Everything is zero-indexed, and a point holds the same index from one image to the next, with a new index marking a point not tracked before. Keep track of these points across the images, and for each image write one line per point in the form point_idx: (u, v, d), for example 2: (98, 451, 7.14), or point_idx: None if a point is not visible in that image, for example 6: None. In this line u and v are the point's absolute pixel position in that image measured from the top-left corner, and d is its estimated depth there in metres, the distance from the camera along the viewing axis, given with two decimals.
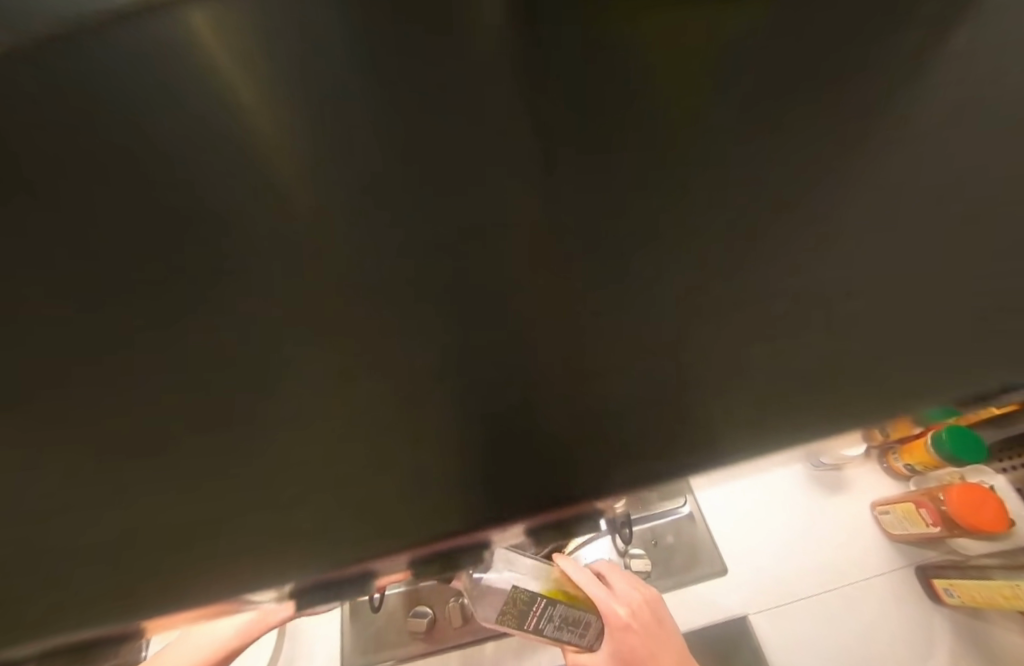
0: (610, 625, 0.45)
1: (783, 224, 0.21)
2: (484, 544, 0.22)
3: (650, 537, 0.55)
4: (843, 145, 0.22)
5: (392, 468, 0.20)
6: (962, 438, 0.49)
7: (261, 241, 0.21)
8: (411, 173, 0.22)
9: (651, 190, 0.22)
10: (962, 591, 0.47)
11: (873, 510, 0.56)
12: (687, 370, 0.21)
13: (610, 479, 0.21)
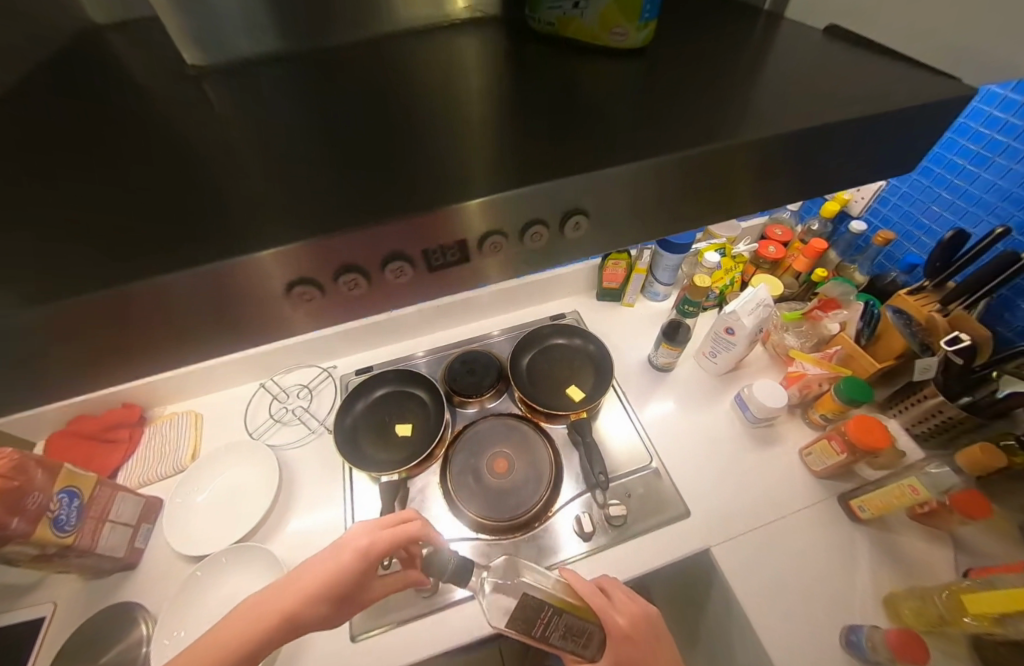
0: (613, 636, 0.50)
1: (696, 95, 0.26)
2: (385, 234, 0.21)
3: (624, 490, 0.65)
4: (732, 63, 0.28)
5: (295, 208, 0.21)
6: (857, 385, 0.63)
7: (242, 126, 0.25)
8: (388, 88, 0.28)
9: (578, 90, 0.28)
10: (869, 503, 0.59)
11: (800, 454, 0.68)
12: (586, 146, 0.24)
13: (508, 201, 0.22)
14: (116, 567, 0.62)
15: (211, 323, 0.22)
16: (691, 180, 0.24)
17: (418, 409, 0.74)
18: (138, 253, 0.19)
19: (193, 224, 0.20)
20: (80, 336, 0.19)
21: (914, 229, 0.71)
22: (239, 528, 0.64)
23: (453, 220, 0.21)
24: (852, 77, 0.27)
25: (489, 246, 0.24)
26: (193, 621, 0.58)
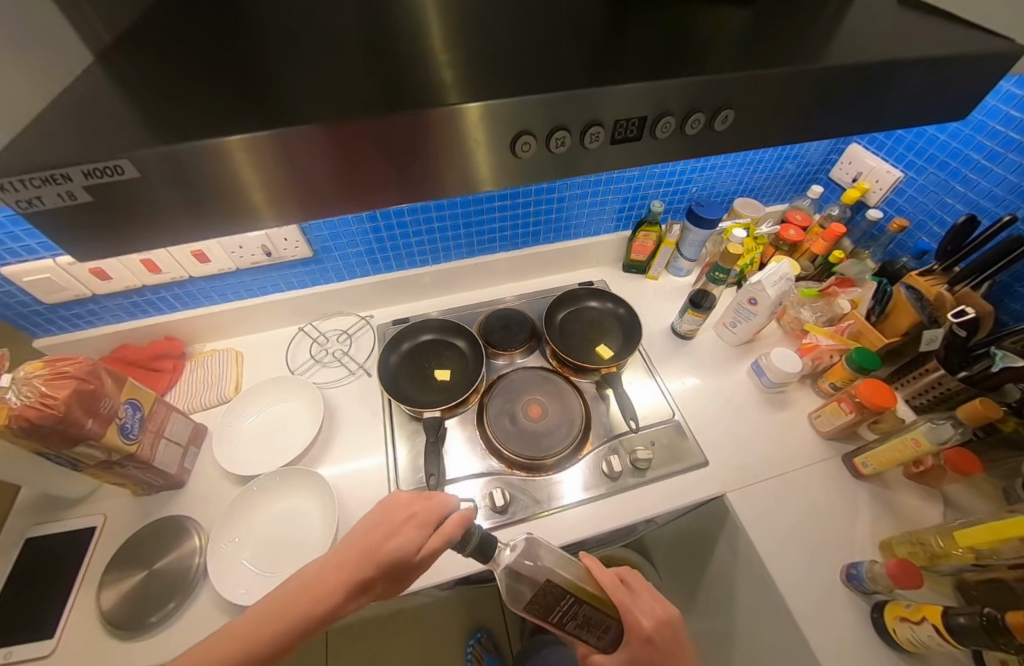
0: (632, 634, 0.45)
1: (777, 34, 0.30)
2: (454, 114, 0.24)
3: (647, 439, 0.70)
4: (808, 13, 0.32)
5: (390, 91, 0.24)
6: (867, 354, 0.68)
7: (385, 32, 0.29)
8: (505, 13, 0.31)
9: (668, 24, 0.31)
10: (873, 458, 0.65)
11: (810, 418, 0.74)
12: (636, 66, 0.27)
13: (560, 98, 0.25)
14: (167, 483, 0.65)
15: (426, 174, 0.26)
16: (729, 100, 0.27)
17: (456, 357, 0.78)
18: (366, 103, 0.23)
19: (410, 87, 0.24)
20: (308, 172, 0.23)
21: (925, 220, 0.77)
22: (289, 453, 0.68)
23: (642, 94, 0.26)
24: (924, 33, 0.31)
25: (659, 128, 0.28)
26: (245, 532, 0.61)
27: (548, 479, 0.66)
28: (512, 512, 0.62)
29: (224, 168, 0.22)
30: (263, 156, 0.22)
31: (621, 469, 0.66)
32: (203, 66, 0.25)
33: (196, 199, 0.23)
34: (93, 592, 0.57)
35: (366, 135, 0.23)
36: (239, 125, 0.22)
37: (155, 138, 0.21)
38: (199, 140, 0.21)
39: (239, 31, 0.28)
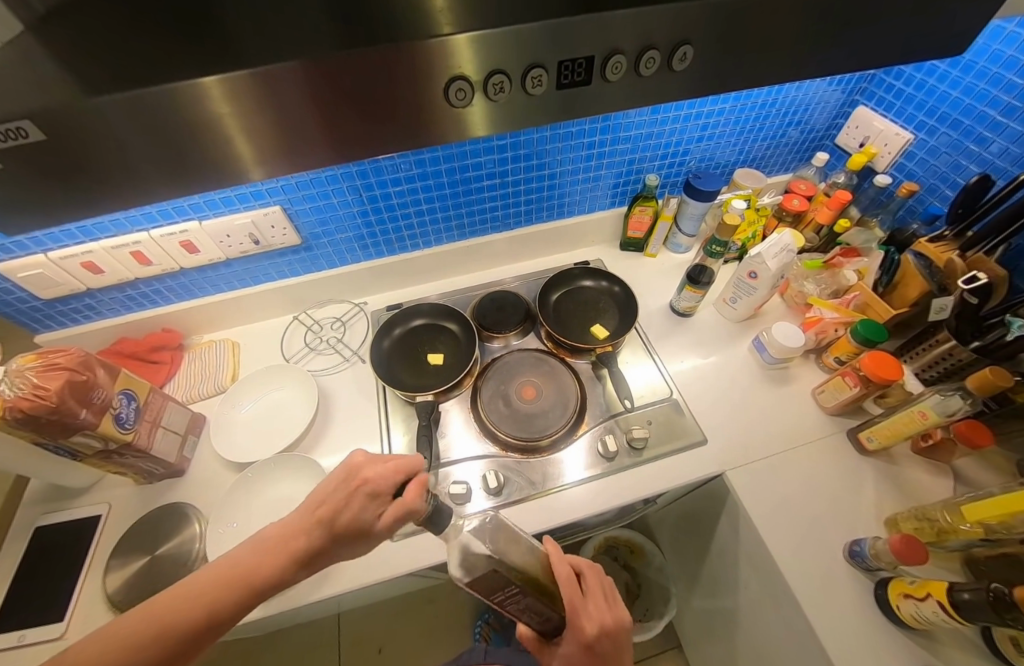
0: (575, 633, 0.45)
1: None
2: (396, 51, 0.21)
3: (644, 418, 0.69)
4: None
5: (329, 31, 0.22)
6: (872, 326, 0.66)
7: None
8: None
9: None
10: (877, 433, 0.63)
11: (813, 393, 0.72)
12: None
13: (509, 34, 0.23)
14: (168, 472, 0.66)
15: (369, 127, 0.24)
16: (700, 33, 0.25)
17: (450, 341, 0.77)
18: (292, 45, 0.21)
19: (341, 24, 0.22)
20: (242, 127, 0.22)
21: (934, 182, 0.73)
22: (285, 439, 0.69)
23: (590, 29, 0.23)
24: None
25: (610, 68, 0.26)
26: (246, 516, 0.62)
27: (543, 459, 0.65)
28: (507, 494, 0.62)
29: (145, 126, 0.21)
30: (177, 109, 0.20)
31: (617, 449, 0.64)
32: (141, 13, 0.24)
33: (124, 160, 0.22)
34: (101, 576, 0.59)
35: (288, 82, 0.21)
36: (165, 72, 0.20)
37: (85, 91, 0.19)
38: (112, 91, 0.19)
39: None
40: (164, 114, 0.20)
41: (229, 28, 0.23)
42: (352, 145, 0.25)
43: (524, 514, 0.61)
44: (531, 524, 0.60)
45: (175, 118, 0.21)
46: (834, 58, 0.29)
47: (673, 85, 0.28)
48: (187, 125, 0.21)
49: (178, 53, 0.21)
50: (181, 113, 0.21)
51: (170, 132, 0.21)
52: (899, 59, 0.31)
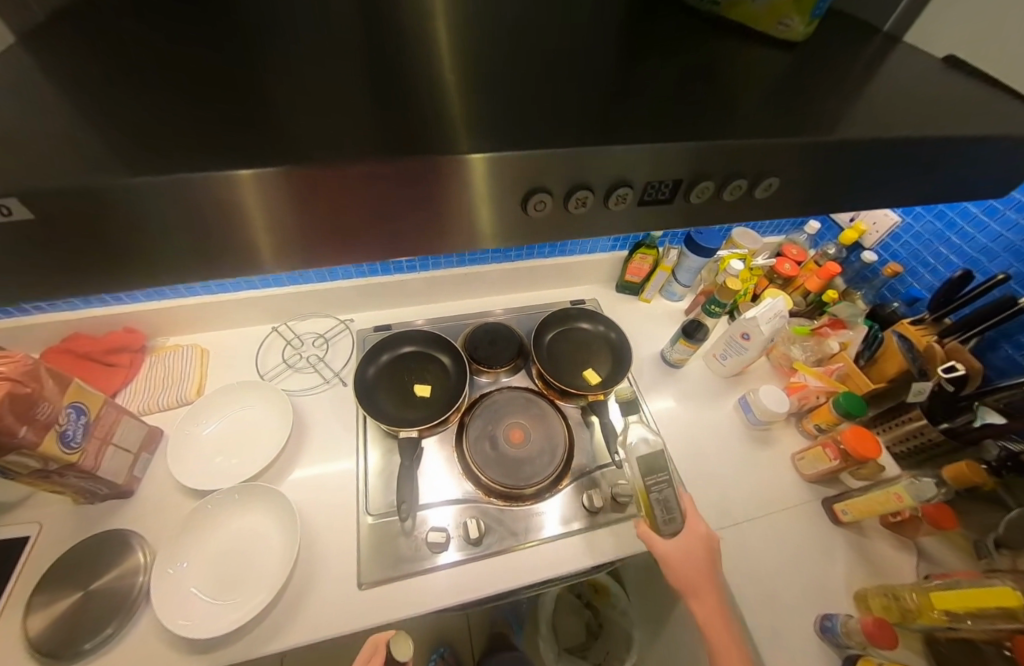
0: (691, 526, 0.58)
1: (808, 90, 0.28)
2: (465, 162, 0.21)
3: (631, 472, 0.68)
4: (843, 71, 0.30)
5: (388, 124, 0.21)
6: (854, 400, 0.68)
7: (386, 52, 0.26)
8: (519, 41, 0.28)
9: (696, 64, 0.29)
10: (852, 507, 0.64)
11: (793, 458, 0.73)
12: (663, 116, 0.25)
13: (595, 151, 0.22)
14: (113, 494, 0.60)
15: (421, 226, 0.23)
16: (773, 160, 0.25)
17: (439, 373, 0.74)
18: (343, 141, 0.20)
19: (389, 124, 0.21)
20: (285, 224, 0.21)
21: (918, 268, 0.77)
22: (247, 459, 0.64)
23: (684, 157, 0.24)
24: (949, 96, 0.30)
25: (696, 192, 0.26)
26: (198, 554, 0.56)
27: (527, 510, 0.63)
28: (485, 545, 0.60)
29: (174, 211, 0.19)
30: (208, 194, 0.19)
31: (601, 504, 0.63)
32: (171, 83, 0.22)
33: (134, 244, 0.20)
34: (17, 612, 0.52)
35: (348, 182, 0.20)
36: (202, 157, 0.19)
37: (110, 168, 0.18)
38: (137, 174, 0.18)
39: (218, 40, 0.26)
40: (189, 196, 0.19)
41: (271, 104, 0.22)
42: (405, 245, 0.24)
43: (502, 568, 0.59)
44: (506, 578, 0.58)
45: (202, 206, 0.19)
46: (866, 187, 0.29)
47: (743, 204, 0.28)
48: (214, 212, 0.19)
49: (216, 131, 0.20)
50: (211, 199, 0.19)
51: (193, 217, 0.19)
52: (927, 192, 0.31)
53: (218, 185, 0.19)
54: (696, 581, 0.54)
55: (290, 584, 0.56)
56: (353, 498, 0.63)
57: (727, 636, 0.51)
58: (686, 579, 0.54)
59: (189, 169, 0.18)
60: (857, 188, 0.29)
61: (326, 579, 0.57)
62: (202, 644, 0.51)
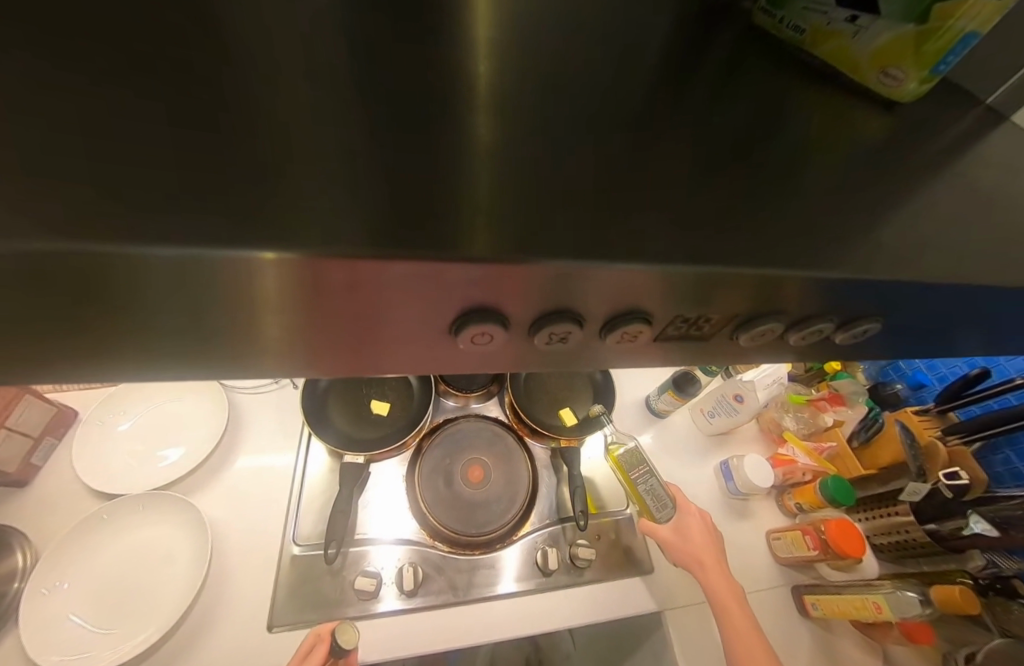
0: (683, 505, 0.61)
1: (852, 185, 0.24)
2: (501, 273, 0.20)
3: (596, 530, 0.62)
4: (901, 159, 0.26)
5: (397, 204, 0.19)
6: (842, 486, 0.63)
7: (377, 93, 0.23)
8: (532, 84, 0.25)
9: (733, 132, 0.25)
10: (824, 604, 0.59)
11: (768, 537, 0.68)
12: (685, 214, 0.22)
13: (636, 288, 0.22)
14: (1, 482, 0.51)
15: (450, 314, 0.22)
16: (805, 303, 0.24)
17: (401, 389, 0.67)
18: (334, 220, 0.19)
19: (385, 213, 0.19)
20: (304, 305, 0.20)
21: None
22: (184, 446, 0.58)
23: (727, 300, 0.24)
24: (1007, 222, 0.25)
25: (769, 333, 0.27)
26: (83, 574, 0.48)
27: (474, 562, 0.57)
28: (421, 596, 0.53)
29: (192, 286, 0.18)
30: (231, 275, 0.18)
31: (556, 566, 0.57)
32: (82, 112, 0.19)
33: (139, 303, 0.19)
34: None
35: (387, 276, 0.19)
36: (225, 227, 0.17)
37: (38, 225, 0.16)
38: (165, 244, 0.17)
39: (161, 48, 0.22)
40: (213, 266, 0.18)
41: (246, 157, 0.19)
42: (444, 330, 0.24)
43: (437, 624, 0.52)
44: (442, 639, 0.52)
45: (227, 282, 0.19)
46: (901, 303, 0.25)
47: (787, 338, 0.28)
48: (234, 284, 0.19)
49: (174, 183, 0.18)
50: (238, 270, 0.18)
51: (219, 282, 0.19)
52: (959, 315, 0.28)
53: (259, 264, 0.18)
54: (701, 553, 0.56)
55: (188, 619, 0.48)
56: (283, 509, 0.57)
57: (739, 609, 0.52)
58: (693, 557, 0.56)
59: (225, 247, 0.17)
60: (892, 303, 0.25)
61: (232, 617, 0.49)
62: None
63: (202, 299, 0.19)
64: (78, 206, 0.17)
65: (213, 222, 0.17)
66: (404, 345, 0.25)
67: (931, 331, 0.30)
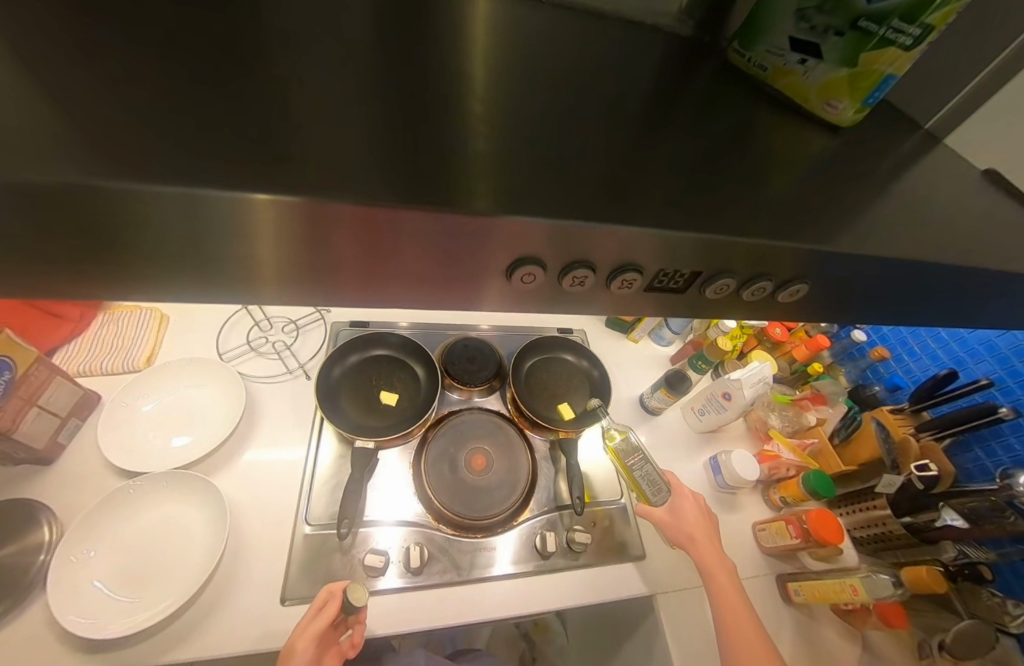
0: (678, 488, 0.65)
1: (816, 185, 0.28)
2: (489, 223, 0.22)
3: (591, 517, 0.66)
4: (857, 167, 0.30)
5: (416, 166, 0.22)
6: (824, 480, 0.67)
7: (410, 78, 0.26)
8: (545, 84, 0.28)
9: (717, 133, 0.29)
10: (806, 589, 0.63)
11: (754, 528, 0.71)
12: (675, 192, 0.25)
13: (629, 238, 0.25)
14: (28, 459, 0.54)
15: (450, 261, 0.25)
16: (781, 259, 0.27)
17: (408, 383, 0.71)
18: (363, 174, 0.21)
19: (393, 171, 0.22)
20: (303, 246, 0.22)
21: (905, 355, 0.78)
22: (191, 433, 0.61)
23: (714, 258, 0.27)
24: (945, 221, 0.30)
25: (753, 290, 0.30)
26: (110, 544, 0.51)
27: (474, 544, 0.60)
28: (425, 574, 0.56)
29: (196, 225, 0.20)
30: (231, 215, 0.20)
31: (554, 549, 0.60)
32: (156, 84, 0.21)
33: (142, 241, 0.21)
34: None
35: (393, 221, 0.22)
36: (233, 170, 0.20)
37: (114, 170, 0.18)
38: (174, 182, 0.19)
39: (221, 37, 0.24)
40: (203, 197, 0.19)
41: (292, 122, 0.22)
42: (441, 272, 0.25)
43: (438, 602, 0.55)
44: (445, 615, 0.55)
45: (213, 219, 0.20)
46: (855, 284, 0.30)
47: (758, 291, 0.30)
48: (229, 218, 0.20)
49: (233, 141, 0.20)
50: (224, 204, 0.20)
51: (208, 214, 0.20)
52: (906, 301, 0.32)
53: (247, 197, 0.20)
54: (694, 530, 0.60)
55: (207, 589, 0.51)
56: (297, 491, 0.60)
57: (727, 579, 0.57)
58: (685, 535, 0.60)
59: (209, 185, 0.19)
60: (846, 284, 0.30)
61: (248, 587, 0.52)
62: (86, 643, 0.45)
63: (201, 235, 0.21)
64: (143, 155, 0.19)
65: (252, 169, 0.20)
66: (408, 291, 0.27)
67: (884, 316, 0.34)
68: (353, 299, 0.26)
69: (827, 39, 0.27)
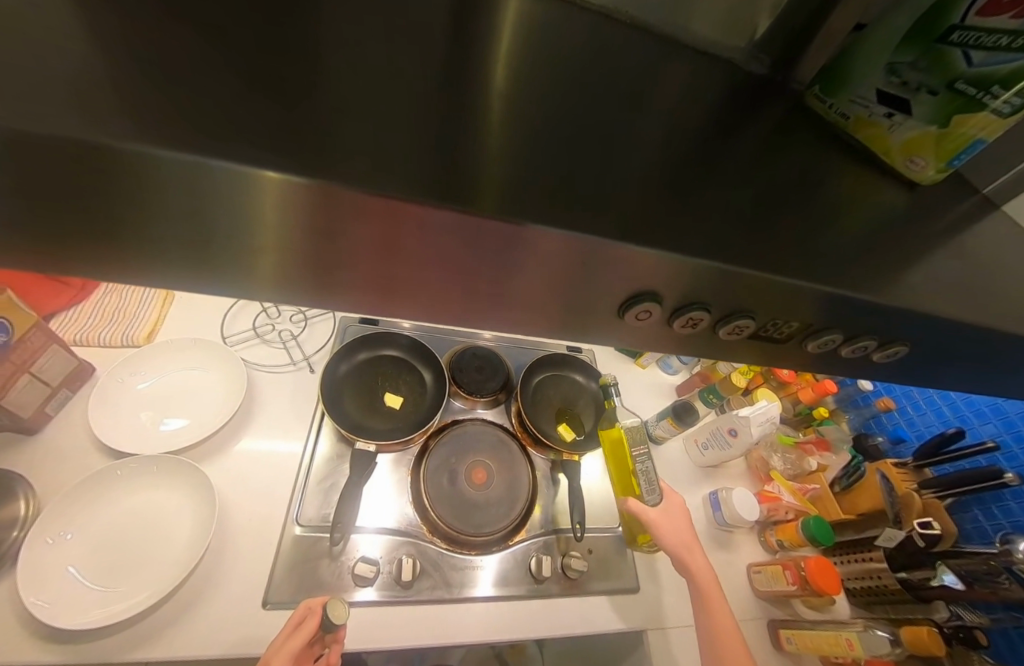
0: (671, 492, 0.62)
1: (881, 239, 0.28)
2: (523, 236, 0.21)
3: (587, 545, 0.64)
4: (919, 225, 0.30)
5: (480, 170, 0.21)
6: (822, 527, 0.65)
7: (490, 83, 0.25)
8: (620, 106, 0.28)
9: (784, 176, 0.29)
10: (799, 638, 0.61)
11: (748, 569, 0.70)
12: (747, 230, 0.25)
13: (699, 272, 0.24)
14: (12, 428, 0.51)
15: (487, 270, 0.22)
16: (843, 308, 0.27)
17: (414, 387, 0.69)
18: (433, 171, 0.20)
19: (454, 172, 0.20)
20: (331, 244, 0.20)
21: (910, 409, 0.78)
22: (184, 417, 0.59)
23: (785, 303, 0.26)
24: (999, 288, 0.30)
25: (854, 345, 0.30)
26: (89, 525, 0.48)
27: (466, 559, 0.58)
28: (414, 589, 0.54)
29: (196, 204, 0.18)
30: (241, 195, 0.18)
31: (548, 574, 0.59)
32: (225, 58, 0.20)
33: (139, 217, 0.18)
34: None
35: (432, 224, 0.20)
36: (249, 148, 0.17)
37: (156, 134, 0.16)
38: (179, 150, 0.16)
39: (297, 21, 0.23)
40: (206, 169, 0.17)
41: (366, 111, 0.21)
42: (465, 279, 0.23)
43: (424, 619, 0.53)
44: (428, 634, 0.52)
45: (216, 192, 0.17)
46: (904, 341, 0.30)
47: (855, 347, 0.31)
48: (235, 194, 0.18)
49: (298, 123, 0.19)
50: (232, 185, 0.17)
51: (208, 189, 0.17)
52: (946, 362, 0.32)
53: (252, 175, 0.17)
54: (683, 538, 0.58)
55: (185, 583, 0.48)
56: (289, 486, 0.58)
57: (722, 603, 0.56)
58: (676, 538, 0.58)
59: (222, 158, 0.17)
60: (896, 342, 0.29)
61: (226, 587, 0.49)
62: (51, 632, 0.42)
63: (202, 215, 0.18)
64: (181, 122, 0.17)
65: (304, 152, 0.18)
66: (442, 304, 0.25)
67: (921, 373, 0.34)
68: (372, 307, 0.25)
69: (919, 97, 0.28)
